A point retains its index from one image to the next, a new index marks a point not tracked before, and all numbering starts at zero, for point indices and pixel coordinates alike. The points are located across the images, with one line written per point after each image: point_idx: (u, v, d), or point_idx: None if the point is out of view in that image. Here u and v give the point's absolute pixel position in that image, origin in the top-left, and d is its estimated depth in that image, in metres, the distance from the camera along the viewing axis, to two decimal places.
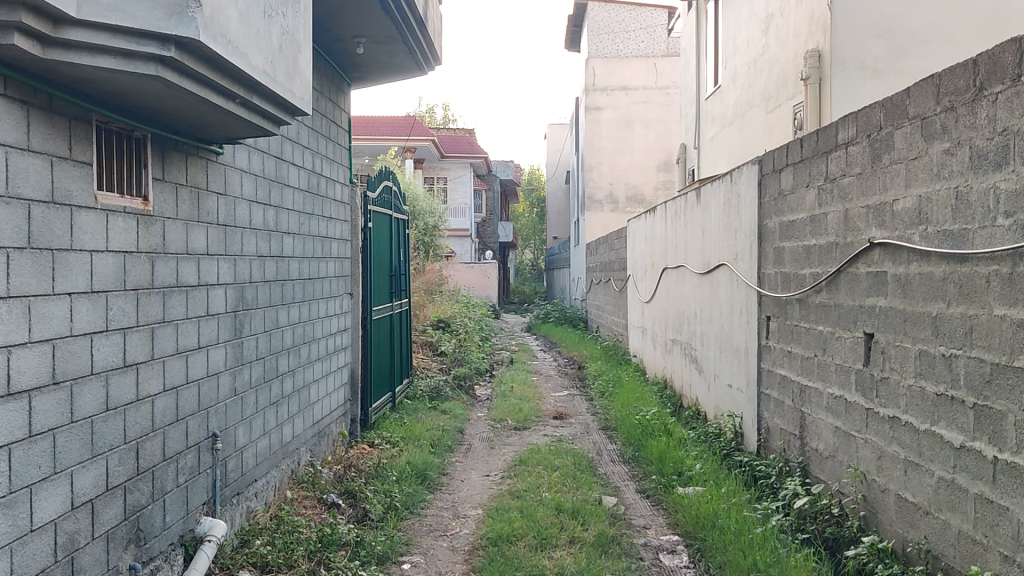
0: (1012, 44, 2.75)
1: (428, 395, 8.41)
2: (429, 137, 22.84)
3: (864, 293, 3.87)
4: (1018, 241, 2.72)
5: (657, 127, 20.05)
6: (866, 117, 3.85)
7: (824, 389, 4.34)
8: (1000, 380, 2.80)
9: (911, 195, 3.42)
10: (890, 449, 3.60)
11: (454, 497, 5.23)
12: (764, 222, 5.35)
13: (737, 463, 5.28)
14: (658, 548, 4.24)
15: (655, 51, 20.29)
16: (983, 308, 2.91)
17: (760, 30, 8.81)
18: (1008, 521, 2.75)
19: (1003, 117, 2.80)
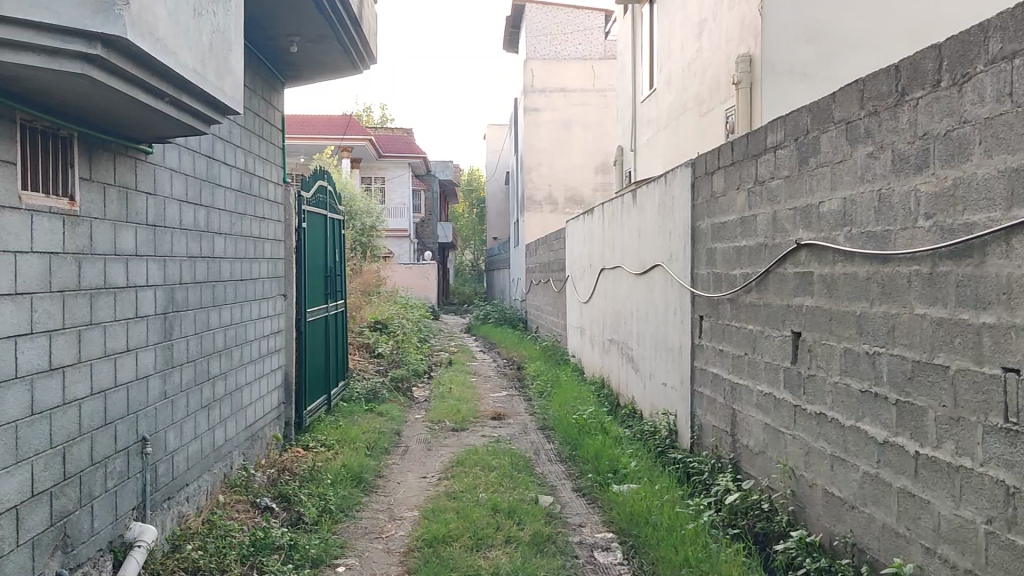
0: (932, 51, 2.84)
1: (366, 397, 8.36)
2: (368, 136, 22.60)
3: (792, 293, 3.95)
4: (937, 242, 2.80)
5: (595, 129, 20.20)
6: (794, 121, 3.94)
7: (754, 386, 4.42)
8: (921, 377, 2.89)
9: (837, 197, 3.50)
10: (817, 444, 3.69)
11: (390, 499, 5.21)
12: (696, 223, 5.43)
13: (671, 460, 5.35)
14: (593, 545, 4.28)
15: (593, 53, 20.42)
16: (904, 306, 3.00)
17: (694, 33, 8.92)
18: (929, 513, 2.83)
19: (924, 121, 2.89)
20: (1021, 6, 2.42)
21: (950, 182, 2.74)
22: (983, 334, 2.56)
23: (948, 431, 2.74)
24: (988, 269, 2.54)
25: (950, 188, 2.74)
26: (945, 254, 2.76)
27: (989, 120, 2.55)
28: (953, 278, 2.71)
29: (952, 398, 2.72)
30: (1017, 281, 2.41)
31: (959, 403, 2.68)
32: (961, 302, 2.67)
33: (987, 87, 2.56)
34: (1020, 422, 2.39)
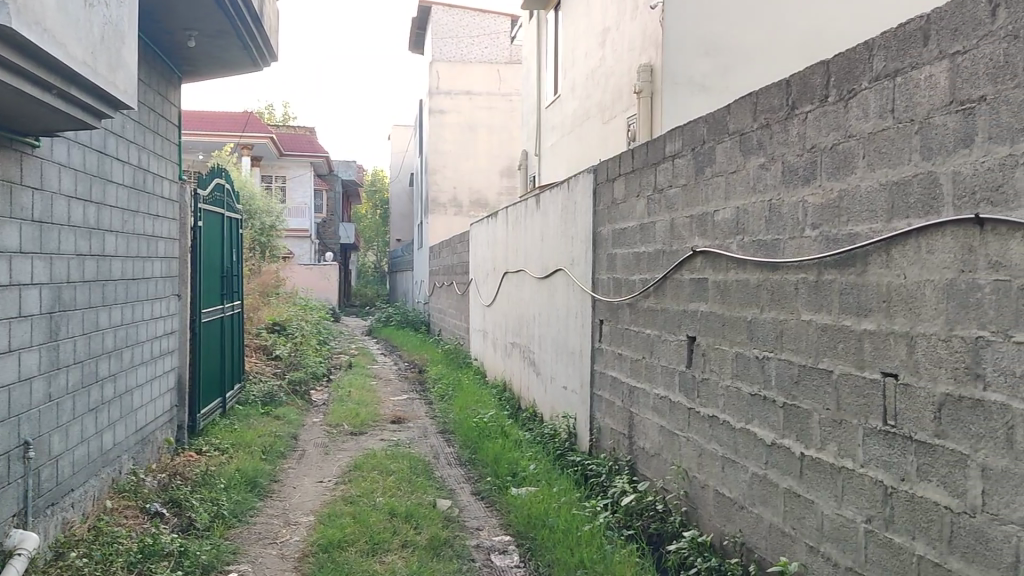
0: (821, 67, 2.95)
1: (262, 400, 8.19)
2: (268, 134, 22.20)
3: (687, 299, 4.04)
4: (822, 251, 2.91)
5: (499, 133, 20.33)
6: (691, 131, 4.03)
7: (651, 390, 4.51)
8: (806, 381, 3.00)
9: (731, 206, 3.60)
10: (709, 446, 3.78)
11: (285, 504, 5.13)
12: (597, 229, 5.51)
13: (569, 463, 5.42)
14: (490, 548, 4.29)
15: (499, 57, 20.66)
16: (792, 313, 3.10)
17: (597, 42, 9.04)
18: (813, 513, 2.94)
19: (812, 135, 3.00)
20: (903, 26, 2.53)
21: (835, 194, 2.85)
22: (864, 340, 2.67)
23: (831, 433, 2.85)
24: (870, 278, 2.65)
25: (835, 200, 2.85)
26: (830, 263, 2.87)
27: (873, 134, 2.65)
28: (837, 286, 2.82)
29: (835, 402, 2.82)
30: (896, 290, 2.52)
31: (841, 406, 2.79)
32: (844, 309, 2.78)
33: (871, 103, 2.67)
34: (898, 424, 2.50)
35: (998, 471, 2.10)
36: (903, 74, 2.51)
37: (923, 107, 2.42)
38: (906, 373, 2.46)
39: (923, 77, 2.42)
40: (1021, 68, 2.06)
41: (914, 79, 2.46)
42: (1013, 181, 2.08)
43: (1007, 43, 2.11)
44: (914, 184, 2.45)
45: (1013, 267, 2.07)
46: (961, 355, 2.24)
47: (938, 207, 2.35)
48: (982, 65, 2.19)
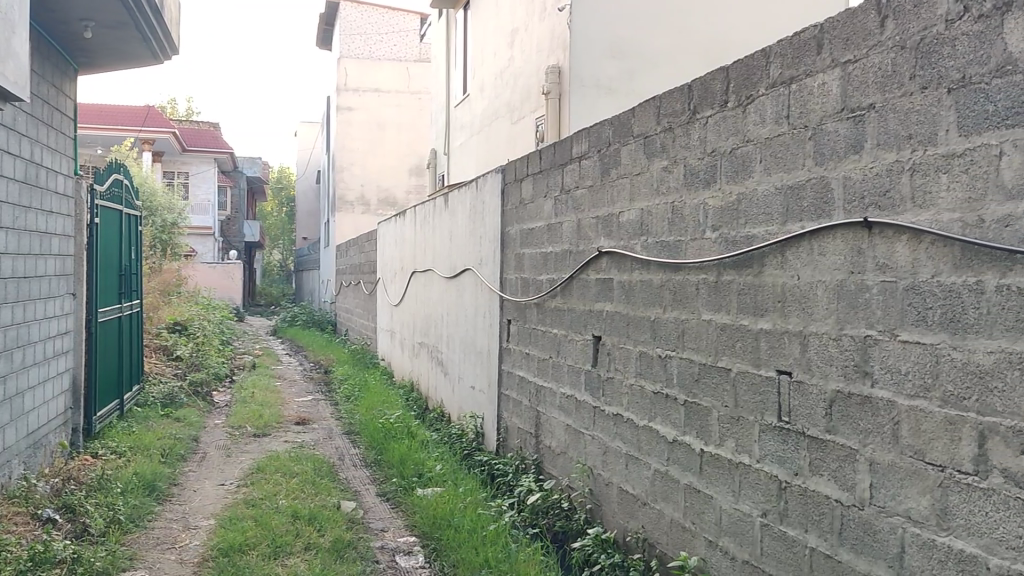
0: (721, 73, 3.02)
1: (161, 402, 7.97)
2: (169, 129, 21.64)
3: (593, 299, 4.10)
4: (722, 253, 2.98)
5: (408, 130, 20.18)
6: (597, 134, 4.09)
7: (558, 389, 4.55)
8: (706, 379, 3.07)
9: (635, 208, 3.66)
10: (613, 444, 3.83)
11: (185, 507, 5.02)
12: (506, 229, 5.54)
13: (476, 463, 5.43)
14: (395, 549, 4.27)
15: (409, 55, 20.58)
16: (693, 313, 3.17)
17: (506, 43, 9.05)
18: (712, 508, 3.01)
19: (713, 139, 3.06)
20: (798, 35, 2.61)
21: (734, 197, 2.92)
22: (760, 339, 2.75)
23: (729, 430, 2.92)
24: (766, 279, 2.73)
25: (734, 203, 2.92)
26: (729, 264, 2.94)
27: (769, 140, 2.73)
28: (736, 287, 2.89)
29: (733, 400, 2.90)
30: (791, 290, 2.60)
31: (739, 404, 2.86)
32: (741, 309, 2.86)
33: (768, 108, 2.74)
34: (791, 420, 2.58)
35: (885, 465, 2.18)
36: (799, 81, 2.59)
37: (816, 114, 2.50)
38: (799, 371, 2.54)
39: (816, 84, 2.50)
40: (908, 77, 2.15)
41: (808, 86, 2.54)
42: (899, 186, 2.16)
43: (894, 53, 2.20)
44: (807, 189, 2.53)
45: (900, 269, 2.15)
46: (852, 353, 2.32)
47: (830, 211, 2.43)
48: (871, 74, 2.28)
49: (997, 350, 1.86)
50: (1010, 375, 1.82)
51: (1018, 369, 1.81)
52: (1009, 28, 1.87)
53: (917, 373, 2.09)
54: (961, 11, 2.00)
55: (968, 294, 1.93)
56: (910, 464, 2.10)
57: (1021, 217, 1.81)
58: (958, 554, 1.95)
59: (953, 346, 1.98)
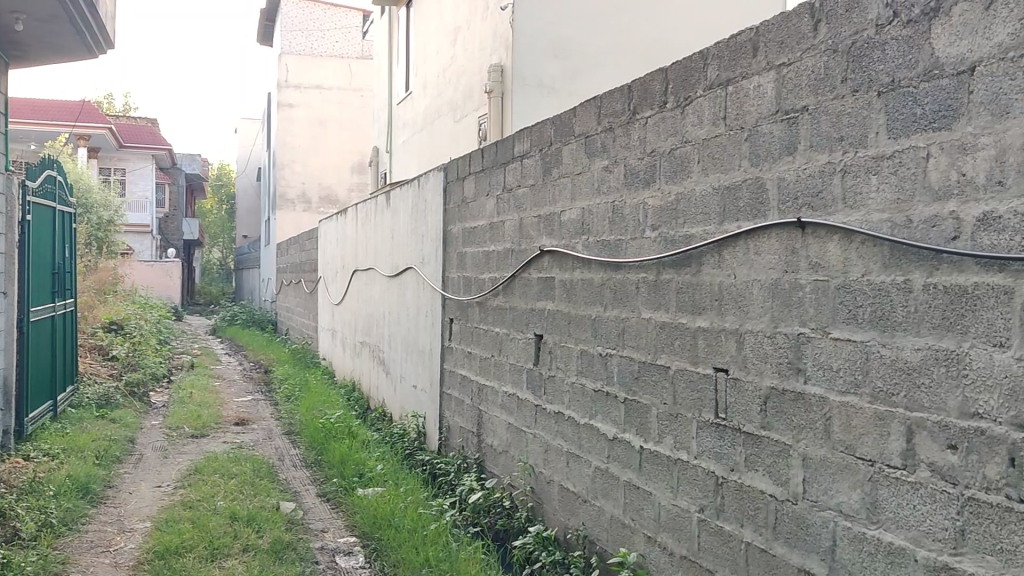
0: (659, 74, 3.05)
1: (96, 403, 7.81)
2: (105, 125, 21.20)
3: (535, 298, 4.11)
4: (661, 252, 3.02)
5: (350, 128, 20.02)
6: (538, 133, 4.10)
7: (499, 387, 4.56)
8: (646, 376, 3.10)
9: (576, 207, 3.69)
10: (554, 442, 3.86)
11: (120, 510, 4.93)
12: (448, 227, 5.53)
13: (417, 462, 5.42)
14: (335, 550, 4.24)
15: (351, 51, 20.39)
16: (633, 311, 3.20)
17: (449, 42, 9.05)
18: (651, 504, 3.04)
19: (652, 139, 3.10)
20: (734, 38, 2.65)
21: (672, 198, 2.96)
22: (698, 337, 2.78)
23: (668, 427, 2.96)
24: (704, 278, 2.77)
25: (672, 203, 2.96)
26: (668, 263, 2.98)
27: (707, 141, 2.77)
28: (674, 286, 2.93)
29: (672, 397, 2.94)
30: (727, 289, 2.64)
31: (677, 401, 2.90)
32: (680, 308, 2.89)
33: (705, 110, 2.78)
34: (728, 416, 2.62)
35: (817, 460, 2.23)
36: (735, 83, 2.63)
37: (751, 116, 2.54)
38: (735, 368, 2.59)
39: (752, 87, 2.55)
40: (840, 80, 2.19)
41: (744, 88, 2.58)
42: (831, 187, 2.21)
43: (827, 56, 2.25)
44: (743, 189, 2.57)
45: (831, 268, 2.20)
46: (785, 350, 2.37)
47: (765, 212, 2.47)
48: (804, 77, 2.32)
49: (924, 347, 1.91)
50: (936, 372, 1.88)
51: (944, 365, 1.86)
52: (936, 33, 1.92)
53: (848, 370, 2.13)
54: (891, 17, 2.05)
55: (896, 293, 1.98)
56: (842, 458, 2.15)
57: (947, 217, 1.87)
58: (887, 546, 2.00)
59: (882, 343, 2.03)
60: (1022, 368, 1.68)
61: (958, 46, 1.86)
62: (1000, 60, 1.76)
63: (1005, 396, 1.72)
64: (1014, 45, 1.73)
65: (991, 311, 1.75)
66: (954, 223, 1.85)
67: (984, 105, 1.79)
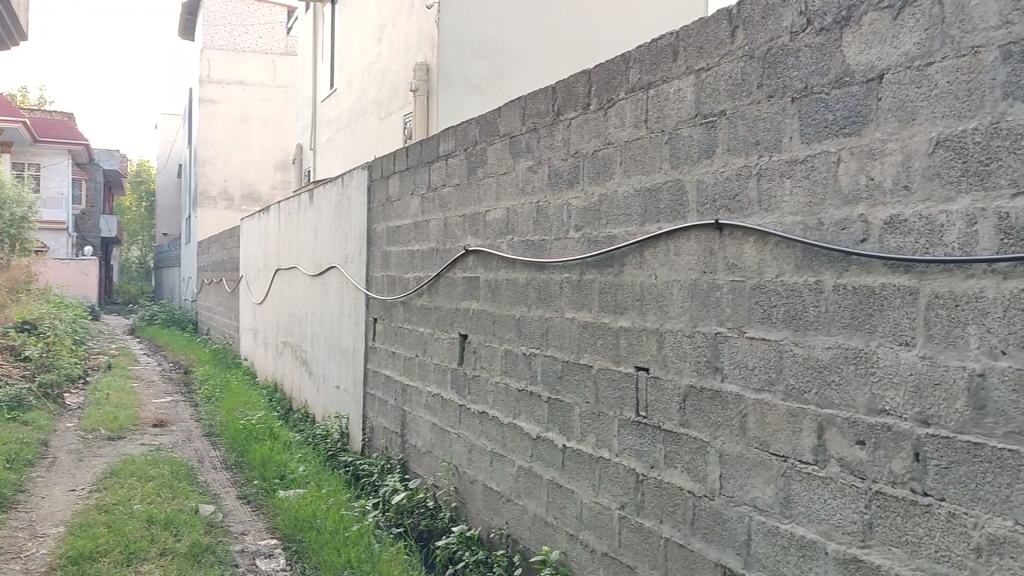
0: (583, 76, 3.08)
1: (8, 405, 7.56)
2: (19, 118, 20.56)
3: (459, 297, 4.12)
4: (584, 253, 3.05)
5: (274, 126, 19.75)
6: (463, 132, 4.10)
7: (423, 387, 4.55)
8: (569, 375, 3.13)
9: (500, 207, 3.70)
10: (478, 442, 3.86)
11: (32, 515, 4.79)
12: (372, 227, 5.50)
13: (341, 463, 5.38)
14: (255, 552, 4.18)
15: (274, 47, 20.21)
16: (556, 311, 3.23)
17: (374, 39, 9.01)
18: (573, 502, 3.07)
19: (575, 140, 3.13)
20: (656, 42, 2.69)
21: (595, 199, 2.99)
22: (620, 337, 2.82)
23: (590, 425, 2.99)
24: (625, 279, 2.80)
25: (595, 204, 2.99)
26: (591, 263, 3.01)
27: (629, 143, 2.80)
28: (597, 286, 2.96)
29: (594, 396, 2.97)
30: (648, 289, 2.68)
31: (599, 400, 2.93)
32: (603, 308, 2.93)
33: (627, 113, 2.82)
34: (648, 415, 2.66)
35: (734, 456, 2.28)
36: (656, 87, 2.67)
37: (672, 119, 2.59)
38: (656, 367, 2.63)
39: (672, 90, 2.59)
40: (757, 85, 2.24)
41: (664, 92, 2.62)
42: (748, 190, 2.26)
43: (743, 62, 2.30)
44: (664, 191, 2.61)
45: (747, 269, 2.25)
46: (704, 349, 2.41)
47: (684, 214, 2.52)
48: (722, 82, 2.37)
49: (834, 346, 1.97)
50: (846, 370, 1.93)
51: (852, 363, 1.92)
52: (847, 41, 1.98)
53: (762, 368, 2.19)
54: (805, 24, 2.11)
55: (808, 293, 2.04)
56: (757, 454, 2.20)
57: (857, 220, 1.93)
58: (799, 540, 2.05)
59: (795, 342, 2.08)
60: (926, 366, 1.75)
61: (868, 55, 1.92)
62: (907, 69, 1.83)
63: (910, 393, 1.78)
64: (920, 54, 1.80)
65: (898, 311, 1.81)
66: (863, 225, 1.91)
67: (891, 112, 1.86)
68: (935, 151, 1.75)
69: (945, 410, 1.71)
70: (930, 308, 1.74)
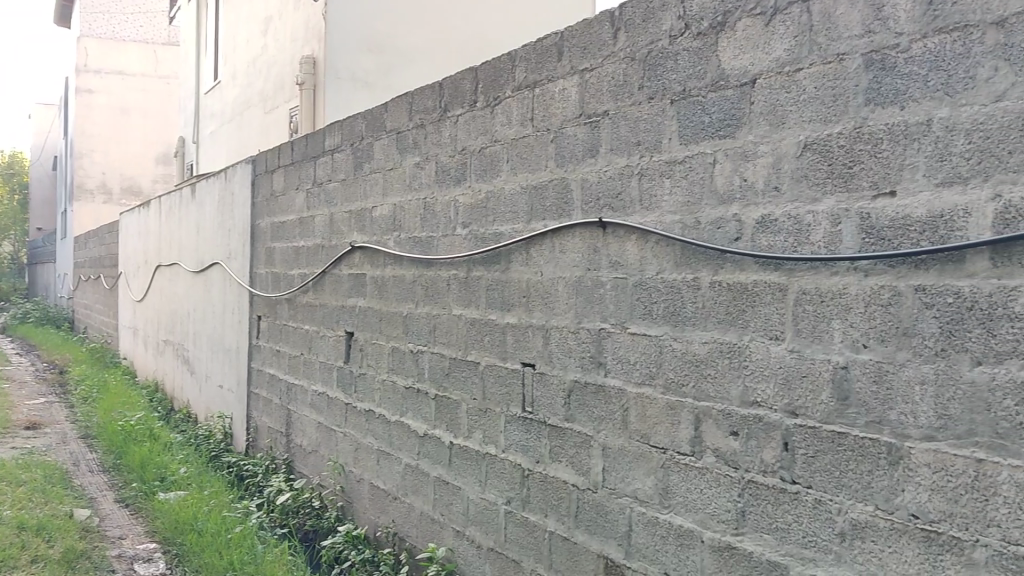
0: (470, 73, 3.09)
1: None
2: None
3: (345, 294, 4.08)
4: (471, 250, 3.07)
5: (156, 117, 19.07)
6: (349, 127, 4.06)
7: (309, 386, 4.49)
8: (456, 372, 3.14)
9: (387, 203, 3.69)
10: (365, 440, 3.84)
11: None
12: (256, 222, 5.39)
13: (224, 464, 5.27)
14: (133, 557, 4.05)
15: (155, 37, 19.48)
16: (443, 308, 3.24)
17: (258, 32, 8.85)
18: (460, 498, 3.09)
19: (462, 137, 3.14)
20: (541, 41, 2.72)
21: (482, 196, 3.01)
22: (507, 333, 2.84)
23: (477, 422, 3.01)
24: (512, 275, 2.83)
25: (483, 202, 3.00)
26: (477, 260, 3.03)
27: (515, 140, 2.83)
28: (484, 283, 2.98)
29: (481, 392, 2.99)
30: (534, 286, 2.71)
31: (486, 396, 2.95)
32: (489, 304, 2.95)
33: (514, 110, 2.85)
34: (534, 410, 2.70)
35: (615, 450, 2.33)
36: (541, 86, 2.70)
37: (557, 118, 2.62)
38: (541, 363, 2.66)
39: (557, 90, 2.63)
40: (637, 87, 2.30)
41: (550, 91, 2.66)
42: (629, 189, 2.31)
43: (625, 64, 2.35)
44: (550, 189, 2.65)
45: (629, 267, 2.31)
46: (588, 345, 2.46)
47: (569, 212, 2.56)
48: (605, 82, 2.42)
49: (711, 340, 2.03)
50: (721, 363, 2.00)
51: (727, 356, 1.98)
52: (722, 46, 2.05)
53: (643, 363, 2.24)
54: (683, 28, 2.16)
55: (687, 290, 2.10)
56: (637, 447, 2.25)
57: (731, 219, 1.99)
58: (677, 529, 2.11)
59: (674, 337, 2.14)
60: (795, 360, 1.82)
61: (742, 59, 1.99)
62: (777, 74, 1.90)
63: (779, 385, 1.86)
64: (790, 60, 1.87)
65: (768, 307, 1.88)
66: (737, 224, 1.98)
67: (762, 115, 1.93)
68: (804, 153, 1.83)
69: (811, 402, 1.79)
70: (798, 304, 1.82)
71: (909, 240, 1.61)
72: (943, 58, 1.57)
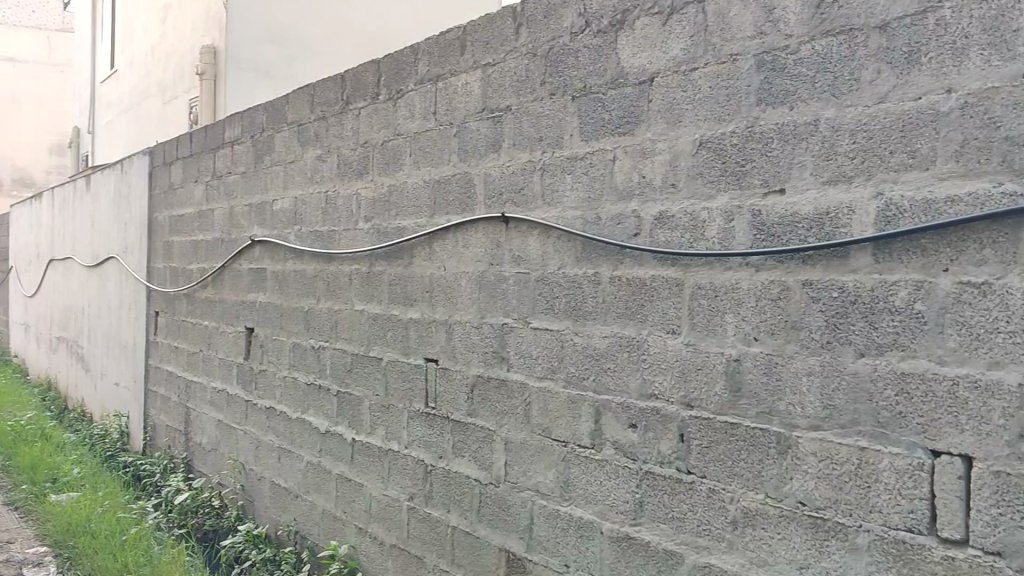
0: (372, 65, 3.07)
1: None
2: None
3: (245, 290, 4.01)
4: (373, 244, 3.04)
5: (52, 105, 18.37)
6: (250, 118, 3.99)
7: (209, 383, 4.40)
8: (359, 368, 3.11)
9: (289, 196, 3.63)
10: (266, 438, 3.78)
11: None
12: (153, 215, 5.25)
13: (120, 464, 5.12)
14: (22, 561, 3.91)
15: (50, 23, 18.82)
16: (345, 303, 3.21)
17: (157, 19, 8.61)
18: (362, 495, 3.06)
19: (365, 130, 3.11)
20: (443, 35, 2.71)
21: (385, 189, 2.99)
22: (410, 328, 2.83)
23: (379, 418, 2.99)
24: (414, 270, 2.82)
25: (385, 195, 2.99)
26: (380, 255, 3.01)
27: (417, 134, 2.82)
28: (387, 277, 2.96)
29: (383, 388, 2.97)
30: (436, 281, 2.71)
31: (388, 391, 2.94)
32: (392, 299, 2.94)
33: (416, 104, 2.84)
34: (437, 405, 2.69)
35: (517, 444, 2.35)
36: (444, 80, 2.70)
37: (460, 112, 2.62)
38: (444, 358, 2.66)
39: (460, 83, 2.63)
40: (538, 83, 2.31)
41: (453, 85, 2.66)
42: (531, 184, 2.33)
43: (527, 60, 2.36)
44: (452, 184, 2.65)
45: (531, 261, 2.32)
46: (490, 340, 2.47)
47: (471, 207, 2.56)
48: (507, 77, 2.43)
49: (610, 334, 2.06)
50: (620, 357, 2.03)
51: (626, 351, 2.01)
52: (621, 44, 2.08)
53: (544, 357, 2.26)
54: (583, 25, 2.19)
55: (587, 284, 2.13)
56: (539, 440, 2.27)
57: (630, 216, 2.02)
58: (577, 521, 2.14)
59: (574, 332, 2.16)
60: (690, 353, 1.86)
61: (640, 58, 2.03)
62: (674, 73, 1.94)
63: (676, 377, 1.90)
64: (686, 60, 1.91)
65: (665, 302, 1.92)
66: (635, 221, 2.01)
67: (659, 114, 1.96)
68: (699, 151, 1.87)
69: (705, 393, 1.83)
70: (693, 298, 1.86)
71: (798, 236, 1.66)
72: (830, 60, 1.62)
